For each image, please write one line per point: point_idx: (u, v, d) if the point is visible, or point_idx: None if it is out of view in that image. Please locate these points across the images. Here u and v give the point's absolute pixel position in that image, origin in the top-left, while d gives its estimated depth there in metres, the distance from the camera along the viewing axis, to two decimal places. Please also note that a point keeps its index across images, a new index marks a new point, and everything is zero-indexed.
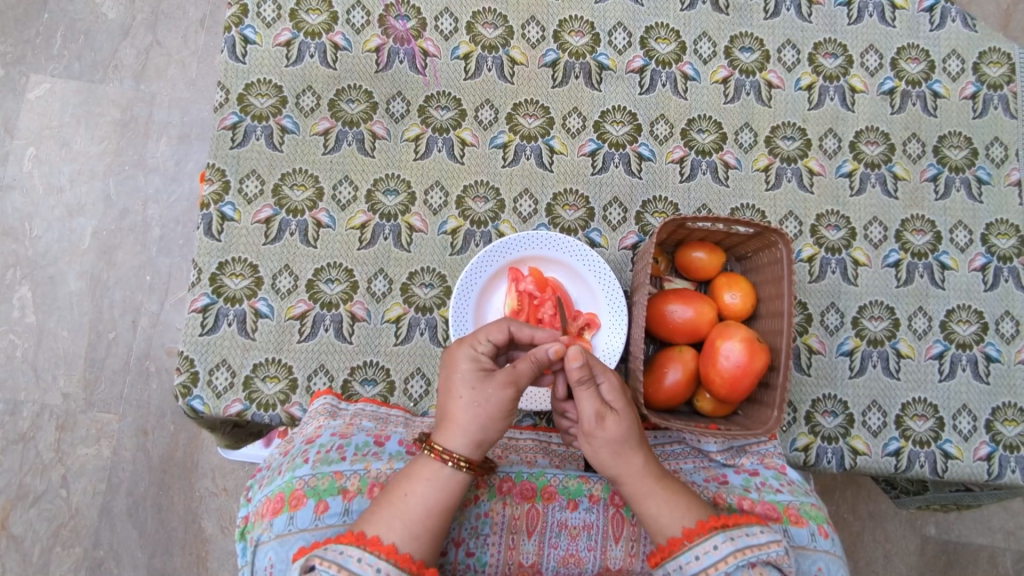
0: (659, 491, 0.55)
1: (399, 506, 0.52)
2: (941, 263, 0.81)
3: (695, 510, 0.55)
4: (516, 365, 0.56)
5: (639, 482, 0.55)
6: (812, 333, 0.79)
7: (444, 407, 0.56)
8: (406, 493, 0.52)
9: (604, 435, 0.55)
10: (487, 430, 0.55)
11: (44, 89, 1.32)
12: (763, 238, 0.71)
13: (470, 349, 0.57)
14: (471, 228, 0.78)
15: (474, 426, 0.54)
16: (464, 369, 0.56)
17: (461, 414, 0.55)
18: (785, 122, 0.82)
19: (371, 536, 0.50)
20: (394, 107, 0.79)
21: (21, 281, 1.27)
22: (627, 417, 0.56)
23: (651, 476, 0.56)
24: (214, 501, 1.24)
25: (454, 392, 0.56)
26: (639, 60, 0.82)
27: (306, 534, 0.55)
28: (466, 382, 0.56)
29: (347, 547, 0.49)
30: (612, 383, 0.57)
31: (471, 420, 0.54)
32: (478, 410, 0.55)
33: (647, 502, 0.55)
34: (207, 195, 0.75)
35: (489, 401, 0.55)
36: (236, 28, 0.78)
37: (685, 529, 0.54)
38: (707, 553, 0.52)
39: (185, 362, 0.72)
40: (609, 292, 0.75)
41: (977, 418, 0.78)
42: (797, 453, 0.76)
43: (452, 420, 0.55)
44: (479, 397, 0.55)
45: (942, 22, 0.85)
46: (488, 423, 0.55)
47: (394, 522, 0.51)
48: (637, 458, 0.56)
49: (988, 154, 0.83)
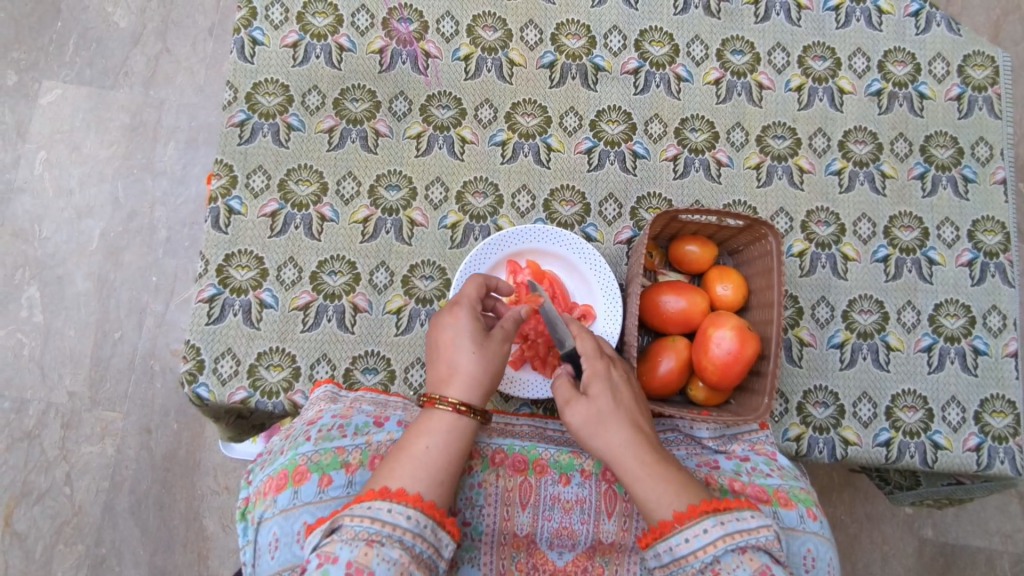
0: (643, 473, 0.55)
1: (418, 458, 0.53)
2: (929, 258, 0.83)
3: (687, 494, 0.54)
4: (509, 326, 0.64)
5: (621, 461, 0.56)
6: (803, 326, 0.81)
7: (450, 363, 0.61)
8: (426, 445, 0.54)
9: (580, 417, 0.59)
10: (491, 382, 0.61)
11: (56, 95, 1.36)
12: (754, 231, 0.73)
13: (469, 310, 0.64)
14: (470, 223, 0.81)
15: (482, 377, 0.60)
16: (469, 327, 0.62)
17: (471, 366, 0.60)
18: (775, 122, 0.85)
19: (397, 488, 0.51)
20: (396, 106, 0.82)
21: (29, 281, 1.29)
22: (600, 399, 0.59)
23: (635, 457, 0.56)
24: (215, 499, 1.25)
25: (461, 348, 0.61)
26: (634, 61, 0.85)
27: (310, 507, 0.57)
28: (471, 338, 0.62)
29: (374, 502, 0.50)
30: (591, 370, 0.61)
31: (480, 371, 0.60)
32: (486, 363, 0.61)
33: (636, 485, 0.55)
34: (215, 189, 0.78)
35: (494, 356, 0.62)
36: (245, 30, 0.81)
37: (675, 513, 0.53)
38: (696, 537, 0.51)
39: (191, 350, 0.74)
40: (604, 283, 0.77)
41: (966, 409, 0.80)
42: (789, 443, 0.77)
43: (462, 372, 0.60)
44: (485, 351, 0.61)
45: (927, 27, 0.88)
46: (492, 376, 0.61)
47: (418, 473, 0.52)
48: (614, 437, 0.57)
49: (973, 153, 0.86)
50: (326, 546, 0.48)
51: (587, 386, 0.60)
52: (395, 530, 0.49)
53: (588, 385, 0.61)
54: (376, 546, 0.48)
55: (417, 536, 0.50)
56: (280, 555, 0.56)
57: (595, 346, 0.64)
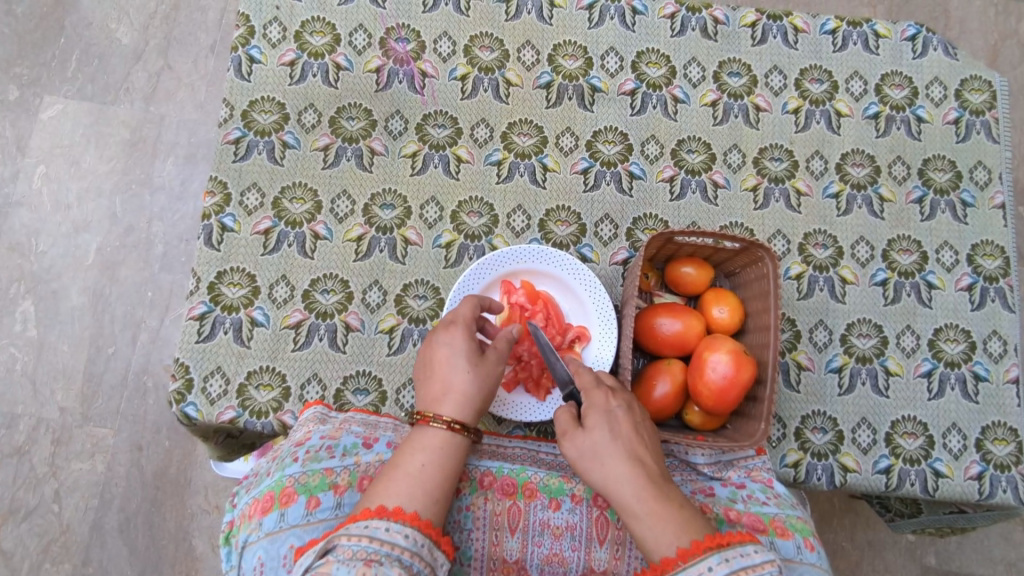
0: (643, 511, 0.53)
1: (414, 476, 0.53)
2: (928, 282, 0.82)
3: (690, 530, 0.52)
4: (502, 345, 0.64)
5: (620, 497, 0.54)
6: (800, 350, 0.80)
7: (444, 379, 0.60)
8: (420, 463, 0.54)
9: (578, 451, 0.58)
10: (485, 401, 0.61)
11: (57, 110, 1.36)
12: (750, 253, 0.73)
13: (461, 329, 0.63)
14: (465, 242, 0.80)
15: (476, 396, 0.60)
16: (461, 347, 0.62)
17: (465, 384, 0.60)
18: (772, 144, 0.85)
19: (393, 507, 0.50)
20: (392, 125, 0.82)
21: (24, 295, 1.29)
22: (597, 433, 0.57)
23: (631, 496, 0.54)
24: (205, 519, 1.23)
25: (454, 367, 0.61)
26: (630, 83, 0.85)
27: (296, 530, 0.55)
28: (464, 356, 0.61)
29: (372, 521, 0.49)
30: (590, 404, 0.60)
31: (472, 389, 0.60)
32: (479, 381, 0.61)
33: (635, 525, 0.53)
34: (209, 206, 0.77)
35: (490, 374, 0.62)
36: (243, 48, 0.81)
37: (679, 549, 0.51)
38: (701, 575, 0.49)
39: (180, 369, 0.73)
40: (599, 305, 0.76)
41: (967, 436, 0.78)
42: (787, 469, 0.76)
43: (456, 391, 0.59)
44: (480, 369, 0.61)
45: (924, 51, 0.88)
46: (486, 393, 0.61)
47: (415, 491, 0.52)
48: (611, 473, 0.55)
49: (971, 177, 0.85)
50: (321, 567, 0.46)
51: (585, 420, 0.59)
52: (394, 549, 0.48)
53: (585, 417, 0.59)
54: (374, 565, 0.46)
55: (414, 556, 0.49)
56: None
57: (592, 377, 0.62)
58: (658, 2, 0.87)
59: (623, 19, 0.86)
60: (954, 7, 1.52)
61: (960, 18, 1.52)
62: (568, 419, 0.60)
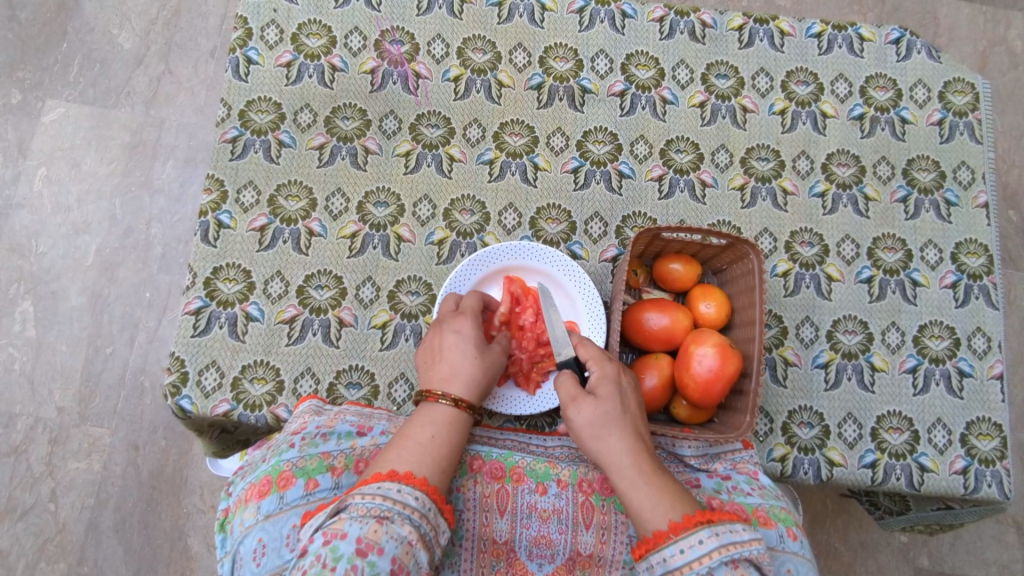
0: (642, 482, 0.55)
1: (424, 445, 0.54)
2: (913, 279, 0.84)
3: (682, 505, 0.53)
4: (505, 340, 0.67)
5: (620, 467, 0.56)
6: (787, 346, 0.81)
7: (453, 361, 0.63)
8: (431, 435, 0.56)
9: (586, 416, 0.59)
10: (487, 386, 0.63)
11: (58, 113, 1.38)
12: (736, 250, 0.74)
13: (470, 318, 0.67)
14: (457, 239, 0.82)
15: (481, 380, 0.62)
16: (470, 335, 0.65)
17: (473, 368, 0.62)
18: (759, 144, 0.86)
19: (405, 472, 0.51)
20: (386, 125, 0.83)
21: (24, 296, 1.30)
22: (606, 402, 0.60)
23: (634, 466, 0.56)
24: (200, 518, 1.23)
25: (463, 351, 0.63)
26: (620, 84, 0.87)
27: (297, 510, 0.56)
28: (473, 343, 0.64)
29: (383, 483, 0.50)
30: (601, 375, 0.62)
31: (478, 373, 0.62)
32: (485, 366, 0.63)
33: (632, 494, 0.55)
34: (205, 203, 0.79)
35: (494, 363, 0.65)
36: (240, 50, 0.83)
37: (671, 523, 0.52)
38: (690, 548, 0.51)
39: (175, 362, 0.74)
40: (588, 300, 0.77)
41: (952, 431, 0.79)
42: (774, 463, 0.77)
43: (464, 374, 0.62)
44: (486, 357, 0.64)
45: (907, 54, 0.90)
46: (489, 380, 0.64)
47: (424, 458, 0.53)
48: (617, 445, 0.57)
49: (955, 177, 0.87)
50: (334, 524, 0.47)
51: (595, 389, 0.61)
52: (404, 509, 0.49)
53: (595, 387, 0.61)
54: (386, 522, 0.47)
55: (423, 517, 0.49)
56: (266, 562, 0.54)
57: (601, 352, 0.65)
58: (647, 6, 0.89)
59: (613, 22, 0.88)
60: (944, 14, 1.55)
61: (950, 25, 1.55)
62: (575, 384, 0.62)
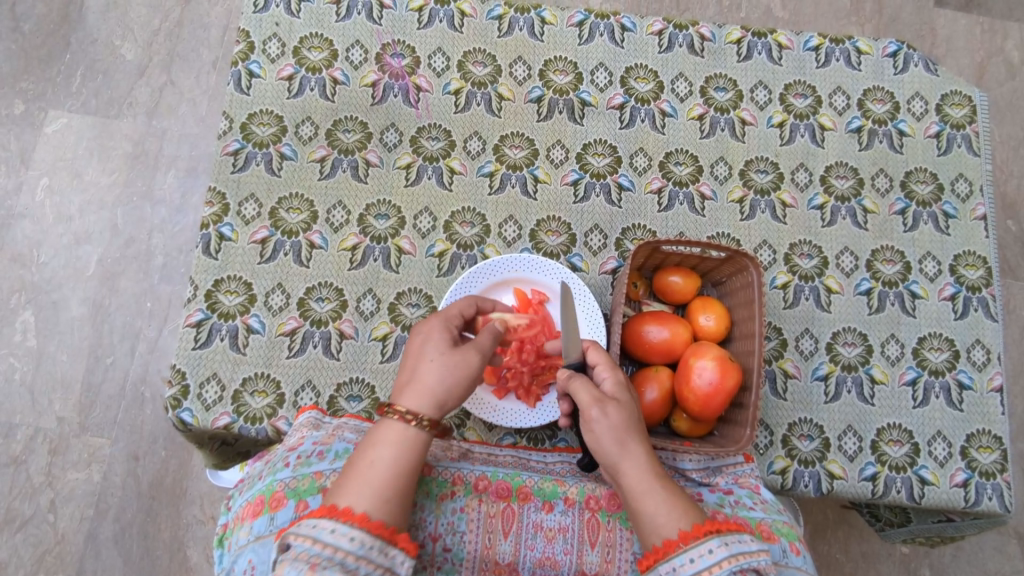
0: (658, 489, 0.55)
1: (365, 473, 0.52)
2: (912, 291, 0.84)
3: (691, 515, 0.54)
4: (480, 340, 0.63)
5: (635, 473, 0.56)
6: (787, 358, 0.81)
7: (413, 370, 0.59)
8: (372, 459, 0.53)
9: (607, 420, 0.58)
10: (450, 393, 0.58)
11: (61, 124, 1.39)
12: (735, 262, 0.75)
13: (443, 322, 0.63)
14: (457, 252, 0.82)
15: (441, 389, 0.58)
16: (435, 339, 0.61)
17: (431, 375, 0.58)
18: (758, 156, 0.87)
19: (344, 507, 0.49)
20: (387, 138, 0.84)
21: (25, 305, 1.30)
22: (627, 407, 0.60)
23: (650, 473, 0.56)
24: (200, 529, 1.23)
25: (425, 357, 0.60)
26: (619, 97, 0.87)
27: None
28: (437, 347, 0.60)
29: (320, 520, 0.48)
30: (616, 381, 0.62)
31: (437, 381, 0.58)
32: (446, 372, 0.59)
33: (646, 498, 0.55)
34: (207, 216, 0.79)
35: (460, 365, 0.59)
36: (242, 63, 0.83)
37: (681, 532, 0.53)
38: (701, 556, 0.51)
39: (176, 375, 0.74)
40: (588, 313, 0.78)
41: (952, 444, 0.79)
42: (774, 476, 0.77)
43: (419, 382, 0.58)
44: (452, 361, 0.59)
45: (904, 67, 0.90)
46: (456, 388, 0.59)
47: (363, 490, 0.51)
48: (638, 451, 0.57)
49: (953, 190, 0.87)
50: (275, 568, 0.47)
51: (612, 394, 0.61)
52: (338, 551, 0.47)
53: (612, 391, 0.61)
54: (317, 569, 0.46)
55: (359, 557, 0.47)
56: None
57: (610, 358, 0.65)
58: (646, 20, 0.90)
59: (612, 36, 0.89)
60: (941, 25, 1.56)
61: (946, 36, 1.56)
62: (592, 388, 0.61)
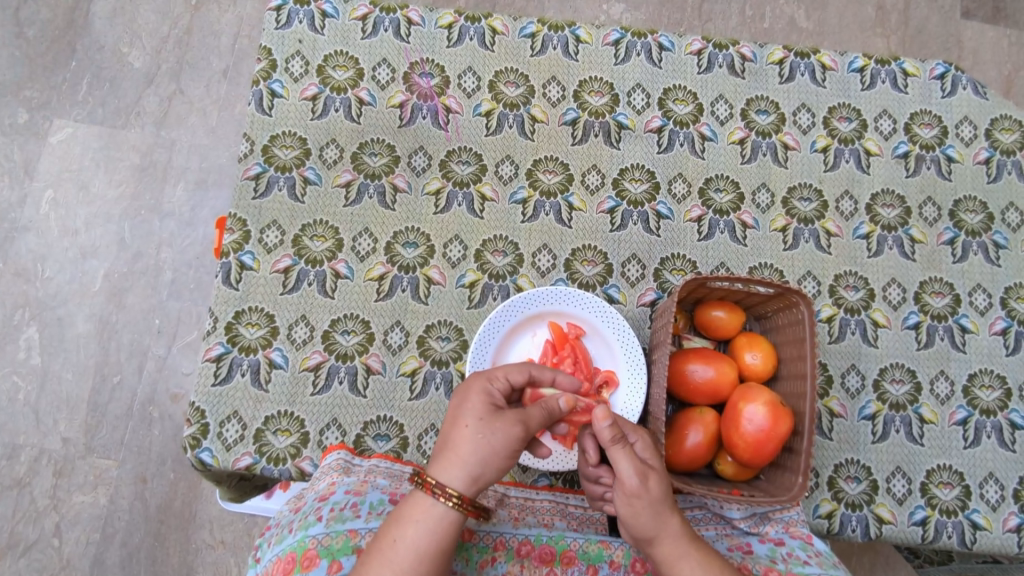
0: (694, 553, 0.55)
1: (388, 552, 0.51)
2: (962, 325, 0.80)
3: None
4: (527, 409, 0.57)
5: (672, 543, 0.55)
6: (832, 396, 0.78)
7: (448, 436, 0.56)
8: (395, 539, 0.51)
9: (647, 495, 0.55)
10: (483, 466, 0.54)
11: (66, 133, 1.35)
12: (784, 298, 0.71)
13: (486, 384, 0.59)
14: (489, 282, 0.78)
15: (476, 461, 0.54)
16: (475, 403, 0.57)
17: (466, 445, 0.54)
18: (801, 183, 0.83)
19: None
20: (415, 162, 0.80)
21: (29, 322, 1.26)
22: (663, 474, 0.57)
23: (685, 540, 0.55)
24: (209, 554, 1.19)
25: (461, 422, 0.55)
26: (657, 120, 0.83)
27: None
28: (475, 413, 0.56)
29: None
30: (645, 442, 0.58)
31: (472, 453, 0.54)
32: (481, 443, 0.54)
33: (679, 564, 0.54)
34: (227, 244, 0.76)
35: (496, 435, 0.54)
36: (264, 82, 0.80)
37: None
38: None
39: (195, 413, 0.71)
40: (628, 349, 0.74)
41: (1005, 487, 0.76)
42: (820, 520, 0.74)
43: (453, 451, 0.54)
44: (488, 429, 0.54)
45: (953, 89, 0.86)
46: (492, 460, 0.54)
47: (384, 573, 0.50)
48: (675, 519, 0.55)
49: (1003, 219, 0.84)
50: None
51: (647, 458, 0.57)
52: None
53: (645, 456, 0.57)
54: None
55: None
56: None
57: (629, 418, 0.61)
58: (685, 39, 0.86)
59: (649, 55, 0.85)
60: (968, 37, 1.52)
61: (974, 49, 1.52)
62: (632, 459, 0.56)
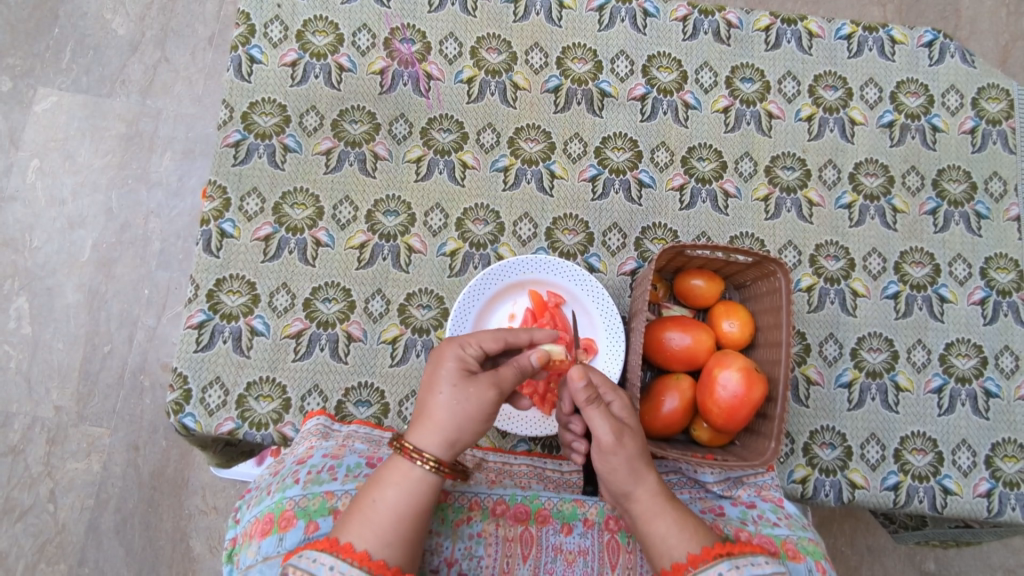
0: (669, 511, 0.56)
1: (370, 511, 0.52)
2: (940, 295, 0.81)
3: (701, 537, 0.55)
4: (500, 371, 0.58)
5: (647, 504, 0.56)
6: (810, 364, 0.79)
7: (423, 403, 0.57)
8: (374, 499, 0.52)
9: (621, 452, 0.57)
10: (462, 428, 0.55)
11: (51, 102, 1.33)
12: (762, 267, 0.71)
13: (459, 350, 0.59)
14: (470, 250, 0.79)
15: (452, 426, 0.55)
16: (448, 367, 0.57)
17: (440, 411, 0.55)
18: (785, 152, 0.83)
19: (345, 543, 0.50)
20: (396, 129, 0.80)
21: (19, 292, 1.26)
22: (640, 435, 0.59)
23: (659, 497, 0.57)
24: (203, 519, 1.21)
25: (436, 388, 0.56)
26: (640, 87, 0.83)
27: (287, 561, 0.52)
28: (448, 378, 0.56)
29: (320, 555, 0.49)
30: (623, 403, 0.61)
31: (449, 418, 0.55)
32: (456, 409, 0.55)
33: (653, 523, 0.56)
34: (207, 211, 0.75)
35: (470, 399, 0.55)
36: (243, 48, 0.79)
37: (689, 555, 0.53)
38: None
39: (178, 379, 0.71)
40: (607, 318, 0.74)
41: (977, 453, 0.76)
42: (794, 485, 0.74)
43: (428, 417, 0.55)
44: (462, 395, 0.55)
45: (940, 57, 0.86)
46: (467, 423, 0.55)
47: (364, 529, 0.51)
48: (650, 476, 0.57)
49: (986, 189, 0.83)
50: None
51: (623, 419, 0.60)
52: None
53: (622, 416, 0.60)
54: None
55: None
56: None
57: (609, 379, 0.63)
58: (670, 5, 0.85)
59: (634, 22, 0.84)
60: (965, 6, 1.50)
61: (971, 18, 1.50)
62: (608, 417, 0.58)
